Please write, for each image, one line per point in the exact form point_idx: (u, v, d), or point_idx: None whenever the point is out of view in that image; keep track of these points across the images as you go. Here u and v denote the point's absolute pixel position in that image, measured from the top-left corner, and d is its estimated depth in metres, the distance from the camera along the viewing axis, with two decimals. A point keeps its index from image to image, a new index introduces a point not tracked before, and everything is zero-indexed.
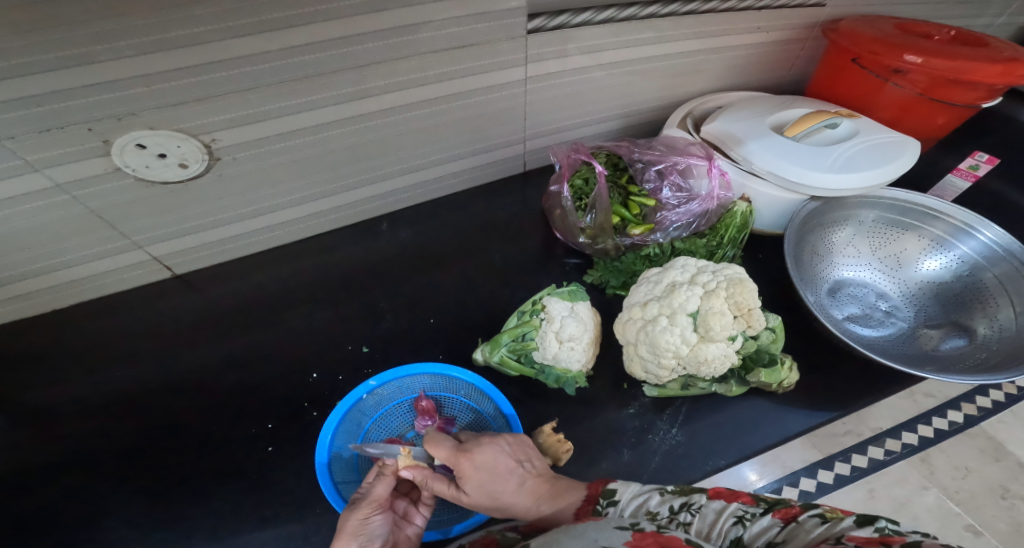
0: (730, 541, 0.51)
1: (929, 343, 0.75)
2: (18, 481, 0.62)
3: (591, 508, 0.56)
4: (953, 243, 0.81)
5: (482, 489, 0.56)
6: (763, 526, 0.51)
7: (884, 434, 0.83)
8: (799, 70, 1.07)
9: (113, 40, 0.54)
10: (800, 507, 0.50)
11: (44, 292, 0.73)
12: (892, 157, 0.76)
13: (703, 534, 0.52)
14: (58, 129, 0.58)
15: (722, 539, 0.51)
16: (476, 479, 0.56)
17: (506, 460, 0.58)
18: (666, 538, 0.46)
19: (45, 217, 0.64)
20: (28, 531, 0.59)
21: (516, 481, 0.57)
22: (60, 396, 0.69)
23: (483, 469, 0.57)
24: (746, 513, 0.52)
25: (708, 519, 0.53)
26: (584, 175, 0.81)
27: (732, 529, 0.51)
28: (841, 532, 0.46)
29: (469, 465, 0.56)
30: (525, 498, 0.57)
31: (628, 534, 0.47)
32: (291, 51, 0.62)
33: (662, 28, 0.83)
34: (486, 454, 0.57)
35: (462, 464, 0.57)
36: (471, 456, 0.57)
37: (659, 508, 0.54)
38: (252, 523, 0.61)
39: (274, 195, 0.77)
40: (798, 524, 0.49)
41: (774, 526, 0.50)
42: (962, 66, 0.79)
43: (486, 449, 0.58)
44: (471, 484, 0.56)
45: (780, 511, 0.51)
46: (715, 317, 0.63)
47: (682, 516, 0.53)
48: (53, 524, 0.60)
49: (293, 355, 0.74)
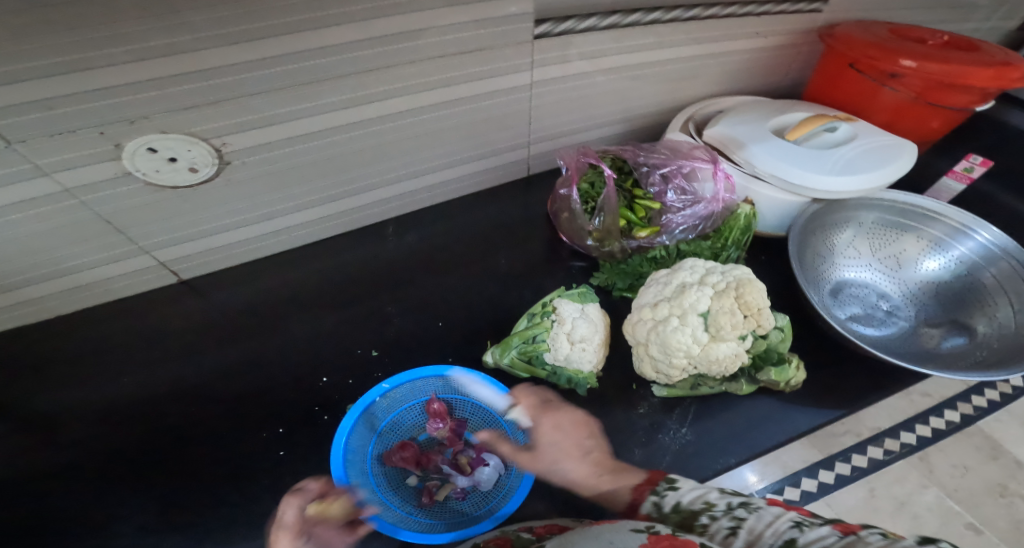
0: (784, 540, 0.50)
1: (930, 341, 0.76)
2: (23, 490, 0.61)
3: (651, 487, 0.58)
4: (951, 243, 0.82)
5: (550, 442, 0.65)
6: (820, 534, 0.49)
7: (883, 434, 0.84)
8: (796, 73, 1.10)
9: (111, 47, 0.54)
10: (861, 527, 0.50)
11: (48, 298, 0.72)
12: (892, 159, 0.78)
13: (756, 531, 0.51)
14: (68, 133, 0.58)
15: (777, 537, 0.50)
16: (548, 432, 0.66)
17: (581, 429, 0.67)
18: (681, 541, 0.46)
19: (55, 222, 0.64)
20: (34, 541, 0.58)
21: (581, 449, 0.65)
22: (65, 404, 0.68)
23: (557, 428, 0.67)
24: (804, 520, 0.51)
25: (765, 519, 0.52)
26: (590, 178, 0.81)
27: (788, 530, 0.50)
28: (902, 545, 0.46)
29: (547, 422, 0.67)
30: (586, 466, 0.63)
31: (644, 536, 0.47)
32: (296, 56, 0.63)
33: (663, 34, 0.85)
34: (564, 418, 0.68)
35: (542, 419, 0.68)
36: (552, 415, 0.68)
37: (717, 502, 0.55)
38: (264, 529, 0.60)
39: (282, 200, 0.78)
40: (859, 534, 0.48)
41: (833, 534, 0.49)
42: (957, 70, 0.81)
43: (568, 413, 0.68)
44: (542, 436, 0.66)
45: (840, 526, 0.50)
46: (725, 316, 0.64)
47: (739, 510, 0.54)
48: (58, 533, 0.59)
49: (301, 359, 0.74)
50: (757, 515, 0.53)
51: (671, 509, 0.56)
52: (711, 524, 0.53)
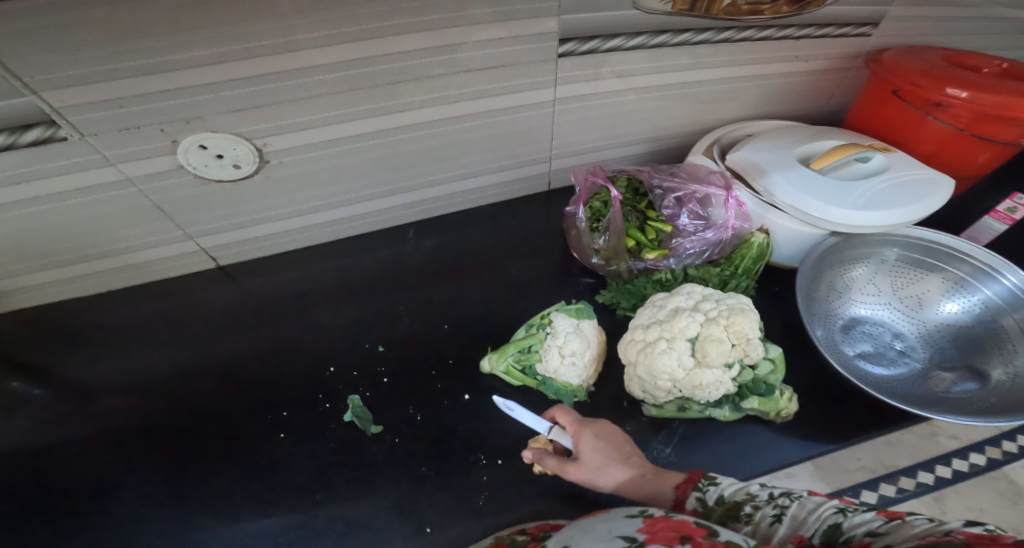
0: (827, 525, 0.51)
1: (940, 385, 0.74)
2: (63, 445, 0.70)
3: (691, 484, 0.59)
4: (977, 285, 0.79)
5: (594, 451, 0.64)
6: (864, 519, 0.50)
7: (899, 474, 0.90)
8: (838, 100, 1.07)
9: (169, 54, 0.60)
10: (910, 512, 0.48)
11: (104, 274, 0.82)
12: (923, 195, 0.75)
13: (799, 518, 0.53)
14: (132, 129, 0.65)
15: (820, 524, 0.51)
16: (591, 443, 0.64)
17: (620, 437, 0.66)
18: (676, 522, 0.49)
19: (114, 207, 0.72)
20: (65, 491, 0.66)
21: (624, 454, 0.64)
22: (105, 372, 0.77)
23: (599, 438, 0.65)
24: (848, 506, 0.52)
25: (807, 507, 0.53)
26: (602, 198, 0.83)
27: (831, 516, 0.51)
28: (949, 528, 0.44)
29: (589, 432, 0.65)
30: (630, 469, 0.62)
31: (639, 522, 0.50)
32: (359, 62, 0.68)
33: (698, 55, 0.86)
34: (603, 427, 0.67)
35: (583, 430, 0.66)
36: (592, 426, 0.66)
37: (759, 492, 0.57)
38: (255, 504, 0.66)
39: (314, 198, 0.84)
40: (903, 520, 0.47)
41: (877, 520, 0.49)
42: (1006, 101, 0.78)
43: (604, 424, 0.67)
44: (586, 449, 0.64)
45: (885, 511, 0.50)
46: (712, 344, 0.66)
47: (780, 500, 0.55)
48: (87, 486, 0.67)
49: (315, 349, 0.80)
50: (799, 503, 0.54)
51: (715, 502, 0.57)
52: (755, 513, 0.55)
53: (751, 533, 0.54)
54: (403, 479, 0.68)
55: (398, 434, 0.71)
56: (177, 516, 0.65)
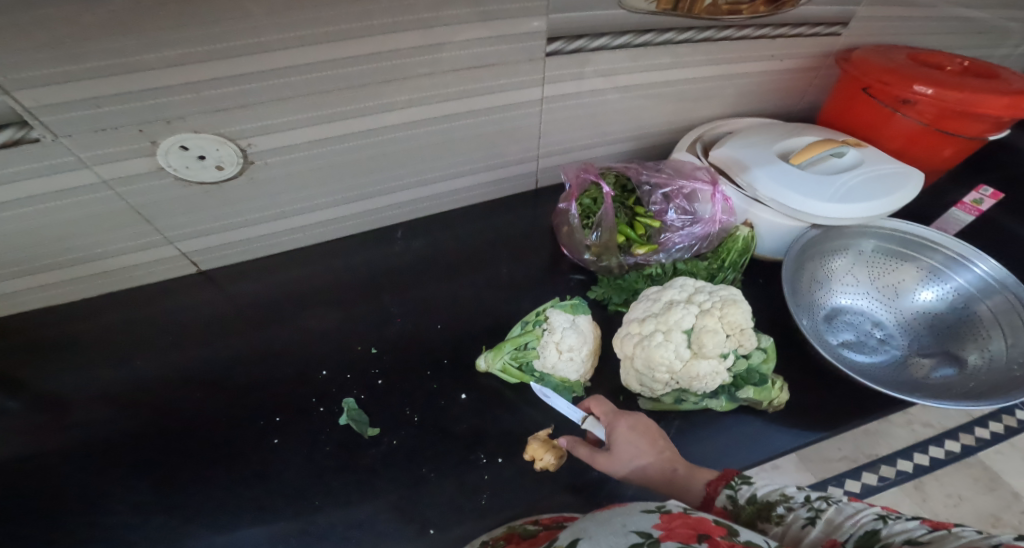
0: (864, 532, 0.50)
1: (920, 371, 0.77)
2: (38, 461, 0.67)
3: (725, 482, 0.60)
4: (950, 274, 0.83)
5: (628, 443, 0.64)
6: (906, 528, 0.49)
7: (879, 462, 0.98)
8: (811, 98, 1.11)
9: (149, 52, 0.58)
10: (956, 523, 0.48)
11: (78, 281, 0.78)
12: (897, 188, 0.78)
13: (834, 522, 0.53)
14: (110, 129, 0.63)
15: (856, 529, 0.51)
16: (625, 435, 0.65)
17: (654, 429, 0.66)
18: (695, 519, 0.49)
19: (89, 211, 0.70)
20: (43, 509, 0.63)
21: (657, 447, 0.64)
22: (83, 383, 0.74)
23: (633, 430, 0.65)
24: (890, 515, 0.51)
25: (845, 512, 0.53)
26: (592, 195, 0.85)
27: (870, 523, 0.51)
28: (997, 541, 0.43)
29: (623, 424, 0.66)
30: (662, 462, 0.63)
31: (656, 517, 0.50)
32: (344, 61, 0.68)
33: (678, 54, 0.87)
34: (638, 419, 0.67)
35: (618, 422, 0.66)
36: (627, 418, 0.67)
37: (795, 494, 0.57)
38: (252, 513, 0.64)
39: (299, 200, 0.82)
40: (949, 530, 0.47)
41: (920, 529, 0.48)
42: (970, 98, 0.82)
43: (640, 416, 0.68)
44: (619, 440, 0.65)
45: (930, 521, 0.49)
46: (708, 335, 0.67)
47: (817, 503, 0.55)
48: (67, 503, 0.64)
49: (305, 353, 0.78)
50: (837, 507, 0.54)
51: (746, 501, 0.57)
52: (787, 515, 0.55)
53: (781, 533, 0.54)
54: (404, 481, 0.67)
55: (396, 436, 0.70)
56: (168, 528, 0.63)
